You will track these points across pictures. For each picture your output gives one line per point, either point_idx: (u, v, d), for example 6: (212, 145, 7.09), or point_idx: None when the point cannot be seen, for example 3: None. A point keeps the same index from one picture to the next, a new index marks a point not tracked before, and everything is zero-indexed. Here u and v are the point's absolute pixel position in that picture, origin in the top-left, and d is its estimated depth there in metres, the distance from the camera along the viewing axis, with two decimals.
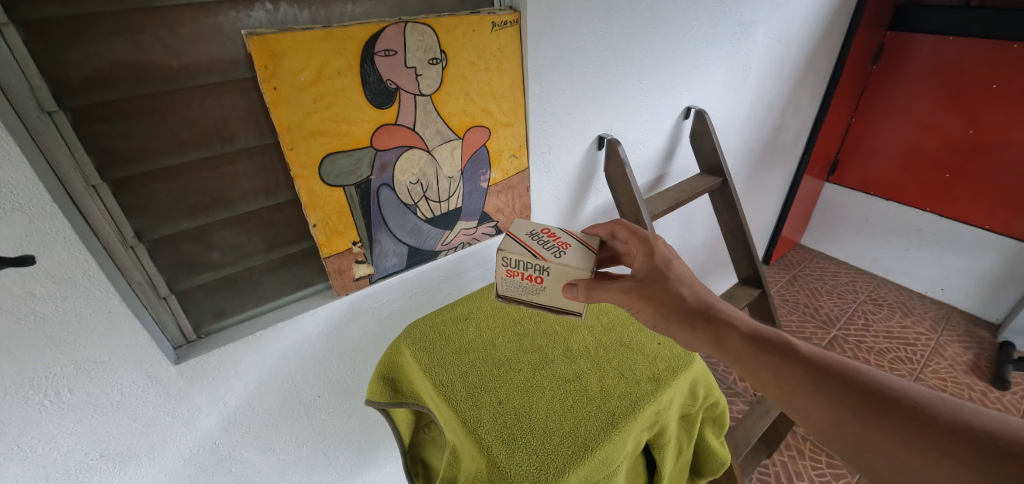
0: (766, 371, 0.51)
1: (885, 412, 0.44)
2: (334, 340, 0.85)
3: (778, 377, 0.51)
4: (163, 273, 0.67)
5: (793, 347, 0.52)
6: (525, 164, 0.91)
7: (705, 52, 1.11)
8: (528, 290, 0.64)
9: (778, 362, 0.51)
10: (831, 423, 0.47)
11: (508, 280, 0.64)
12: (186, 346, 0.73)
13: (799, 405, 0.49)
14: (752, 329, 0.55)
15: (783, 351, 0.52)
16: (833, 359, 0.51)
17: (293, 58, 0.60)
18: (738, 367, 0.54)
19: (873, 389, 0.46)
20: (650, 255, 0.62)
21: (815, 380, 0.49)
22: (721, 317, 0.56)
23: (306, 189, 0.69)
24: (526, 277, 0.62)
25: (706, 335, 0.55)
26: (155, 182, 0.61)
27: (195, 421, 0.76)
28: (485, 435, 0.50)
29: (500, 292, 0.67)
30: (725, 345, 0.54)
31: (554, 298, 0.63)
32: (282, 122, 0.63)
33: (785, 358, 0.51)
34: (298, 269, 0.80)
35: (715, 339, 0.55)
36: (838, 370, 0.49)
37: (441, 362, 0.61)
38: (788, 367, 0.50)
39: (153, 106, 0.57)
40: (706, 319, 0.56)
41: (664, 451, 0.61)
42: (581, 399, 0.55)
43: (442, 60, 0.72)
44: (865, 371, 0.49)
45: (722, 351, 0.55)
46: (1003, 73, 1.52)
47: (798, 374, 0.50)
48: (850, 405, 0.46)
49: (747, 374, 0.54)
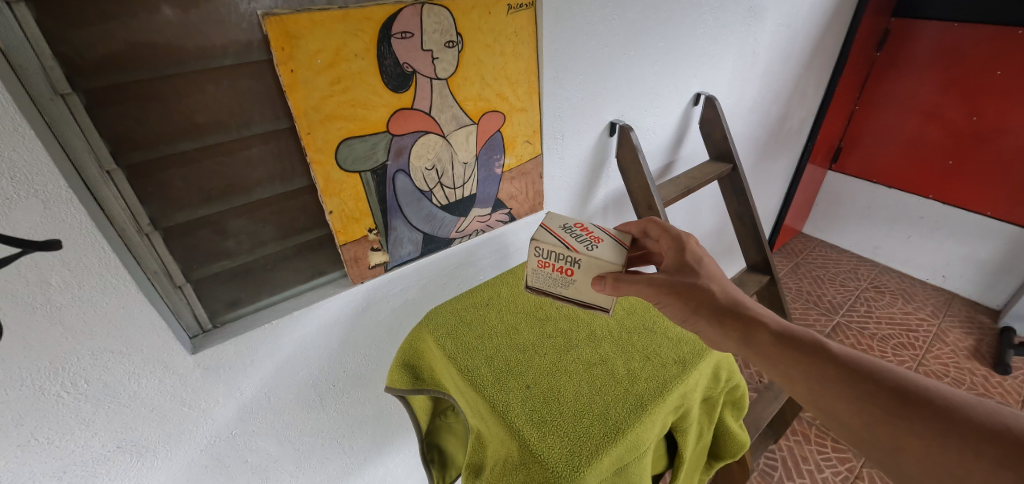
0: (794, 370, 0.51)
1: (917, 413, 0.44)
2: (350, 330, 0.85)
3: (808, 376, 0.50)
4: (178, 261, 0.66)
5: (823, 346, 0.51)
6: (539, 149, 0.91)
7: (715, 37, 1.10)
8: (556, 283, 0.63)
9: (807, 361, 0.51)
10: (862, 422, 0.46)
11: (538, 272, 0.62)
12: (202, 336, 0.72)
13: (828, 404, 0.49)
14: (781, 327, 0.54)
15: (812, 350, 0.51)
16: (865, 359, 0.50)
17: (310, 39, 0.59)
18: (765, 364, 0.54)
19: (906, 389, 0.45)
20: (680, 255, 0.62)
21: (845, 379, 0.48)
22: (750, 314, 0.56)
23: (323, 175, 0.68)
24: (556, 268, 0.60)
25: (734, 332, 0.55)
26: (169, 167, 0.60)
27: (212, 412, 0.75)
28: (515, 420, 0.50)
29: (528, 284, 0.65)
30: (754, 342, 0.54)
31: (583, 293, 0.62)
32: (299, 106, 0.61)
33: (814, 356, 0.51)
34: (312, 257, 0.79)
35: (743, 336, 0.54)
36: (870, 370, 0.48)
37: (465, 348, 0.60)
38: (818, 365, 0.50)
39: (168, 89, 0.56)
40: (735, 315, 0.56)
41: (686, 434, 0.61)
42: (608, 383, 0.55)
43: (458, 43, 0.70)
44: (896, 372, 0.48)
45: (750, 349, 0.54)
46: (1007, 59, 1.52)
47: (828, 374, 0.49)
48: (881, 405, 0.45)
49: (774, 372, 0.53)
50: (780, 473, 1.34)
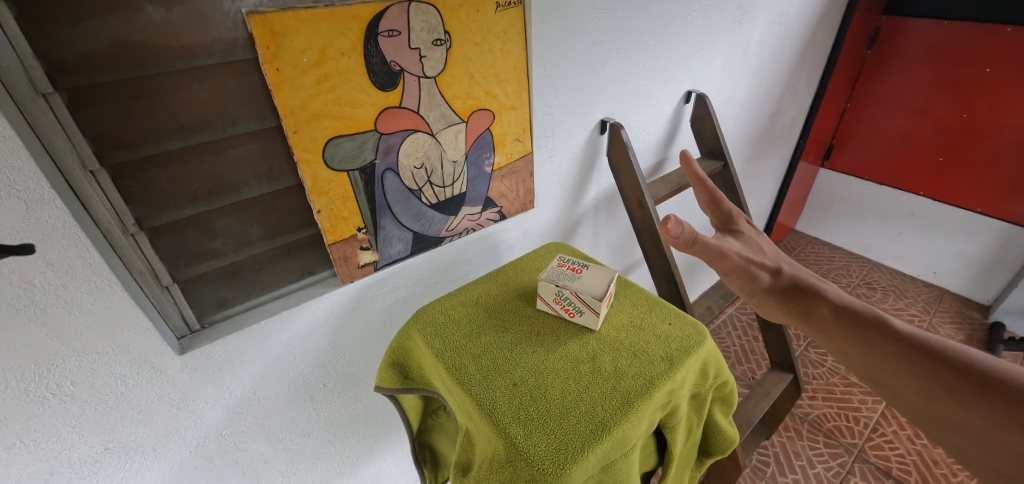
0: (852, 344, 0.58)
1: (977, 391, 0.48)
2: (340, 330, 0.85)
3: (865, 349, 0.57)
4: (164, 261, 0.65)
5: (887, 325, 0.58)
6: (529, 148, 0.91)
7: (705, 35, 1.11)
8: (565, 278, 0.62)
9: (866, 337, 0.57)
10: (918, 397, 0.52)
11: (553, 269, 0.64)
12: (190, 336, 0.71)
13: (887, 379, 0.55)
14: (843, 303, 0.61)
15: (873, 327, 0.58)
16: (928, 339, 0.55)
17: (296, 38, 0.58)
18: (826, 338, 0.61)
19: (959, 366, 0.51)
20: (742, 233, 0.68)
21: (899, 353, 0.55)
22: (813, 292, 0.64)
23: (310, 174, 0.67)
24: (570, 268, 0.65)
25: (796, 307, 0.63)
26: (154, 167, 0.59)
27: (201, 412, 0.75)
28: (502, 418, 0.50)
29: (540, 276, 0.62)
30: (814, 317, 0.62)
31: (591, 286, 0.60)
32: (285, 105, 0.61)
33: (876, 333, 0.57)
34: (301, 257, 0.79)
35: (804, 311, 0.63)
36: (935, 349, 0.53)
37: (453, 347, 0.59)
38: (875, 341, 0.57)
39: (152, 88, 0.55)
40: (798, 294, 0.64)
41: (674, 430, 0.62)
42: (596, 380, 0.54)
43: (446, 41, 0.70)
44: (965, 352, 0.52)
45: (812, 324, 0.62)
46: (998, 56, 1.53)
47: (888, 351, 0.55)
48: (939, 382, 0.51)
49: (834, 346, 0.61)
50: (772, 468, 1.34)
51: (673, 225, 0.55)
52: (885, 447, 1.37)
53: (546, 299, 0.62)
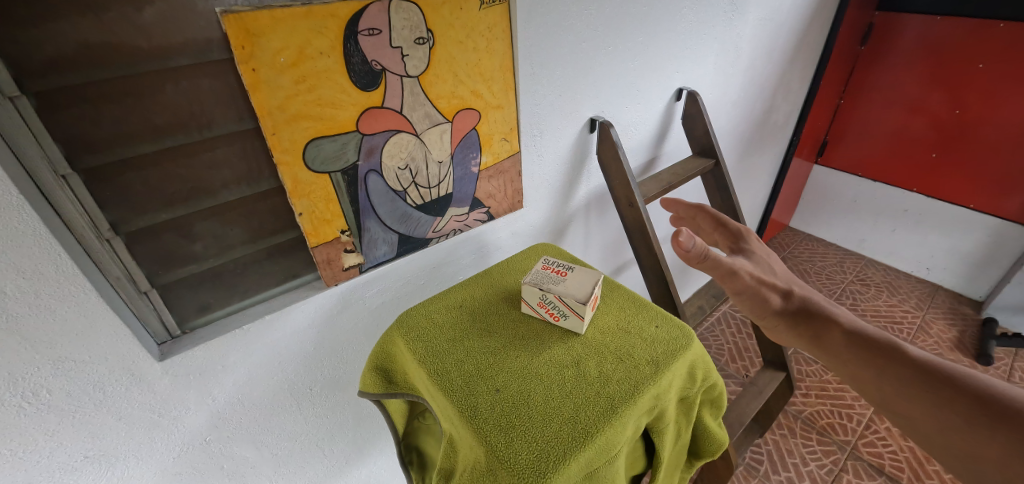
0: (866, 370, 0.57)
1: (999, 424, 0.47)
2: (325, 333, 0.83)
3: (879, 376, 0.56)
4: (143, 267, 0.64)
5: (900, 351, 0.57)
6: (516, 147, 0.89)
7: (696, 32, 1.10)
8: (548, 280, 0.61)
9: (880, 364, 0.56)
10: (937, 428, 0.51)
11: (537, 271, 0.63)
12: (171, 342, 0.70)
13: (903, 409, 0.54)
14: (855, 328, 0.60)
15: (886, 352, 0.57)
16: (944, 366, 0.54)
17: (272, 37, 0.57)
18: (838, 363, 0.60)
19: (979, 396, 0.50)
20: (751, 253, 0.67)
21: (915, 381, 0.54)
22: (823, 315, 0.62)
23: (290, 176, 0.66)
24: (554, 270, 0.64)
25: (808, 332, 0.62)
26: (128, 171, 0.58)
27: (183, 418, 0.74)
28: (483, 425, 0.49)
29: (523, 279, 0.61)
30: (825, 341, 0.61)
31: (576, 289, 0.59)
32: (263, 106, 0.60)
33: (889, 360, 0.56)
34: (284, 260, 0.77)
35: (816, 336, 0.61)
36: (952, 377, 0.52)
37: (435, 351, 0.58)
38: (890, 368, 0.56)
39: (124, 90, 0.54)
40: (809, 317, 0.62)
41: (662, 434, 0.61)
42: (579, 385, 0.53)
43: (429, 39, 0.69)
44: (983, 381, 0.51)
45: (822, 348, 0.61)
46: (991, 51, 1.53)
47: (904, 378, 0.54)
48: (958, 413, 0.50)
49: (846, 372, 0.60)
50: (766, 466, 1.34)
51: (686, 237, 0.55)
52: (878, 444, 1.37)
53: (531, 303, 0.62)
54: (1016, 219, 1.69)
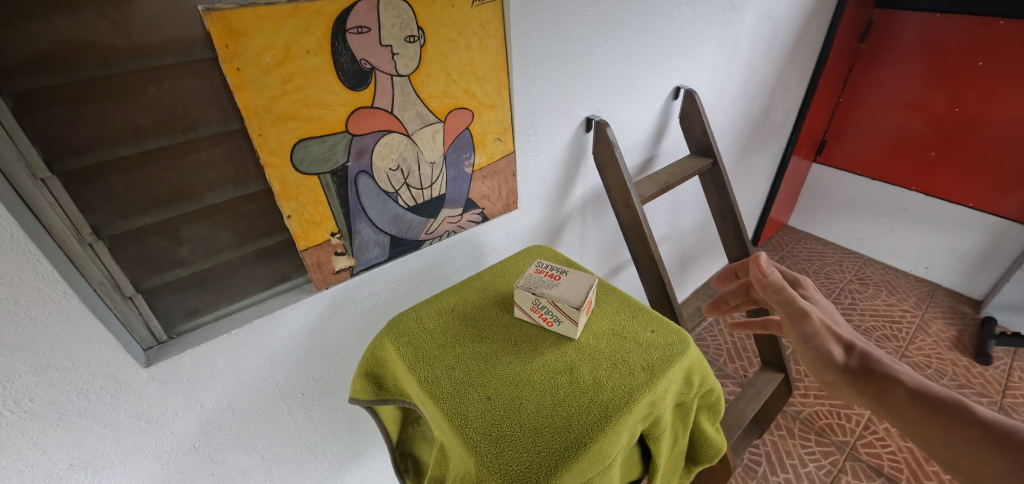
0: (942, 437, 0.47)
1: None
2: (316, 337, 0.82)
3: (959, 444, 0.46)
4: (127, 271, 0.63)
5: (988, 417, 0.46)
6: (510, 147, 0.88)
7: (694, 30, 1.08)
8: (542, 285, 0.59)
9: (958, 430, 0.46)
10: None
11: (530, 275, 0.62)
12: (157, 348, 0.69)
13: None
14: (926, 388, 0.50)
15: (968, 418, 0.46)
16: None
17: (257, 35, 0.55)
18: (908, 429, 0.50)
19: None
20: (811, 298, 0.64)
21: (1008, 454, 0.43)
22: (886, 370, 0.53)
23: (278, 178, 0.64)
24: (548, 274, 0.62)
25: (868, 388, 0.53)
26: (110, 173, 0.57)
27: (171, 425, 0.73)
28: (473, 435, 0.48)
29: (516, 284, 0.60)
30: (888, 400, 0.51)
31: (570, 293, 0.58)
32: (248, 107, 0.58)
33: (972, 426, 0.46)
34: (273, 263, 0.76)
35: (878, 393, 0.52)
36: None
37: (426, 357, 0.57)
38: (975, 437, 0.45)
39: (104, 90, 0.53)
40: (869, 372, 0.54)
41: (658, 440, 0.60)
42: (573, 393, 0.52)
43: (420, 37, 0.67)
44: None
45: (886, 409, 0.52)
46: (992, 49, 1.51)
47: (991, 450, 0.44)
48: None
49: (918, 440, 0.49)
50: (764, 468, 1.33)
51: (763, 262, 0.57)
52: (877, 444, 1.37)
53: (524, 307, 0.60)
54: (1015, 217, 1.68)
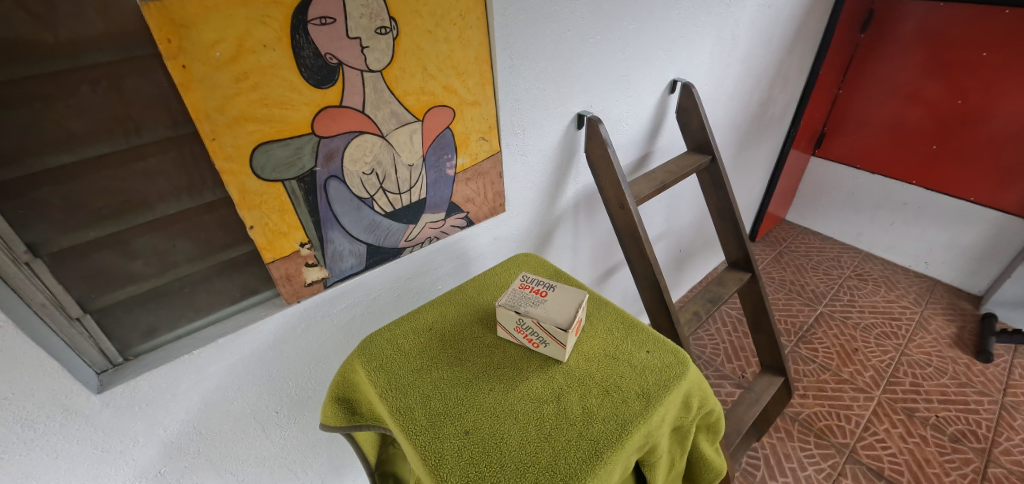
0: None
1: None
2: (288, 353, 0.77)
3: None
4: (72, 291, 0.57)
5: None
6: (496, 147, 0.82)
7: (691, 20, 1.02)
8: (526, 302, 0.54)
9: None
10: None
11: (514, 291, 0.57)
12: (111, 371, 0.63)
13: None
14: None
15: None
16: None
17: (203, 28, 0.49)
18: None
19: None
20: None
21: None
22: None
23: (237, 186, 0.58)
24: (534, 290, 0.57)
25: None
26: (44, 185, 0.51)
27: (131, 451, 0.67)
28: (448, 478, 0.43)
29: (497, 303, 0.55)
30: None
31: (557, 312, 0.53)
32: (198, 109, 0.52)
33: None
34: (239, 275, 0.70)
35: None
36: None
37: (400, 384, 0.52)
38: None
39: (29, 91, 0.46)
40: None
41: (654, 468, 0.55)
42: (560, 425, 0.47)
43: (392, 29, 0.61)
44: None
45: None
46: (995, 39, 1.46)
47: None
48: None
49: None
50: (763, 471, 1.30)
51: None
52: (877, 447, 1.33)
53: (507, 327, 0.55)
54: (1015, 211, 1.65)
